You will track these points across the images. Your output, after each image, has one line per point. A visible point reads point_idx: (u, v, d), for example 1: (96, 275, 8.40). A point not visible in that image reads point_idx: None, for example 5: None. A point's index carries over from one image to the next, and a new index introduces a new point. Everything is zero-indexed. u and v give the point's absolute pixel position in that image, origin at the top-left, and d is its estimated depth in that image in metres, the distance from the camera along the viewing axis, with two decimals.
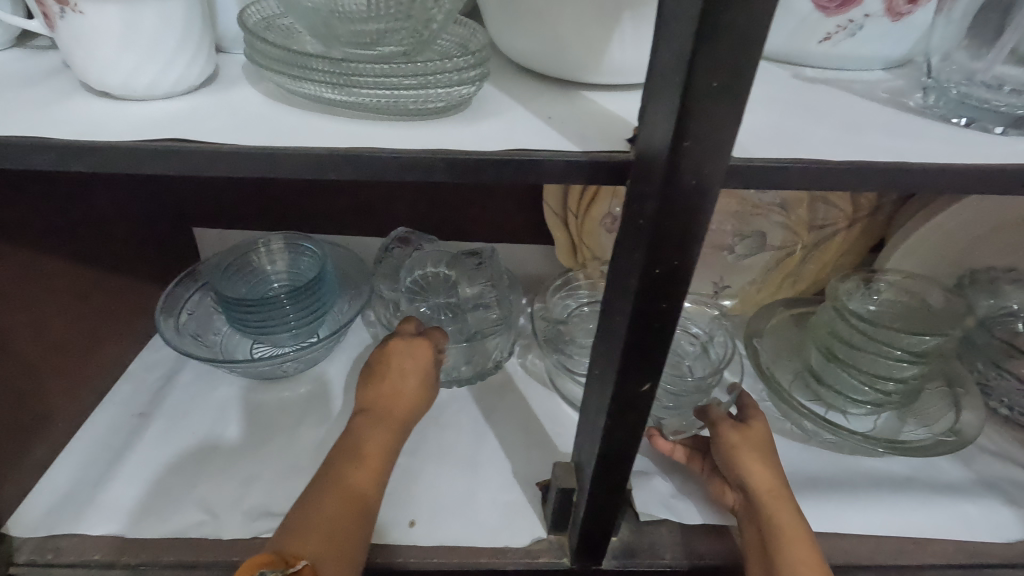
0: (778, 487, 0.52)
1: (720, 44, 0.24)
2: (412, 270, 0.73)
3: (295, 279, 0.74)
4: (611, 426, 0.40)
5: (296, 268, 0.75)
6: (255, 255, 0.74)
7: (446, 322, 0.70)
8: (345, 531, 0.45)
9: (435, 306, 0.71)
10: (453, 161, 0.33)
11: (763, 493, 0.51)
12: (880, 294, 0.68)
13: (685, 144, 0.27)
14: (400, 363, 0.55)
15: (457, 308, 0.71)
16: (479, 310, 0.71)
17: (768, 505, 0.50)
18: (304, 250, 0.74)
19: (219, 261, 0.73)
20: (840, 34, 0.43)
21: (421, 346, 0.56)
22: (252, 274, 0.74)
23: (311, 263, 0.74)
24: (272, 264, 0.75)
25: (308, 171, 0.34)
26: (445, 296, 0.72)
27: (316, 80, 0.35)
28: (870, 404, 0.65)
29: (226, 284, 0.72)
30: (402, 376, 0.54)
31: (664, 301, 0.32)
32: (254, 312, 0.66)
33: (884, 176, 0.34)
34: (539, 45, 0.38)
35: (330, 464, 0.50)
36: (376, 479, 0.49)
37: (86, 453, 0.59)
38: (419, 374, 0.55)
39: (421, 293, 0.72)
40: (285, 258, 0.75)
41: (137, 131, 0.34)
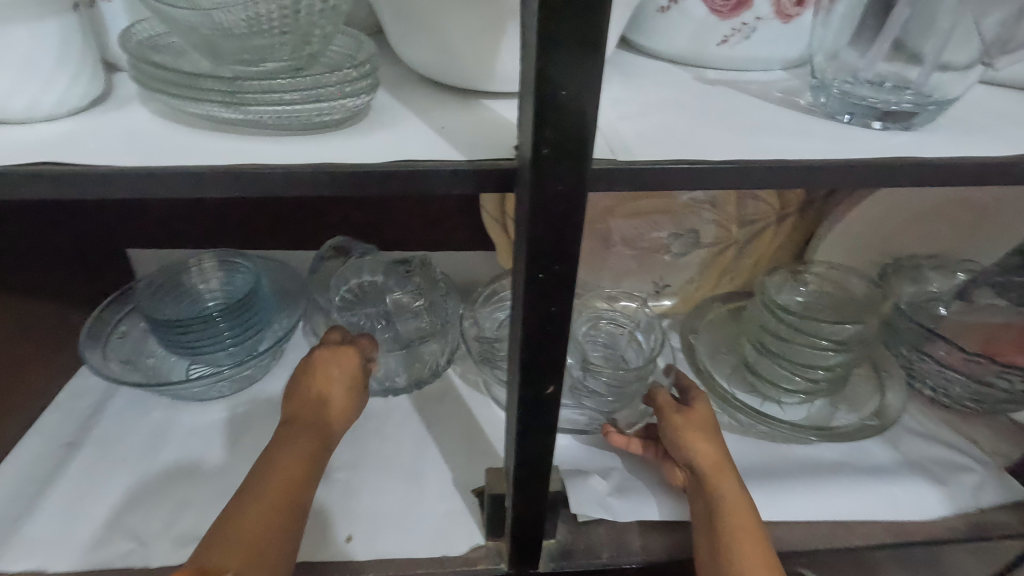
0: (723, 462, 0.54)
1: (563, 53, 0.25)
2: (345, 279, 0.72)
3: (229, 295, 0.73)
4: (526, 429, 0.40)
5: (230, 284, 0.74)
6: (187, 274, 0.73)
7: (380, 330, 0.71)
8: (272, 539, 0.45)
9: (368, 315, 0.71)
10: (340, 174, 0.33)
11: (709, 469, 0.53)
12: (807, 284, 0.70)
13: (544, 153, 0.27)
14: (328, 368, 0.57)
15: (389, 315, 0.72)
16: (412, 319, 0.72)
17: (715, 480, 0.53)
18: (238, 267, 0.73)
19: (149, 282, 0.72)
20: (736, 36, 0.44)
21: (348, 354, 0.58)
22: (185, 294, 0.73)
23: (245, 279, 0.73)
24: (205, 283, 0.73)
25: (195, 188, 0.33)
26: (379, 305, 0.72)
27: (203, 98, 0.35)
28: (801, 393, 0.66)
29: (157, 305, 0.70)
30: (329, 382, 0.56)
31: (552, 305, 0.33)
32: (187, 333, 0.65)
33: (765, 175, 0.35)
34: (433, 54, 0.38)
35: (263, 470, 0.50)
36: (303, 487, 0.49)
37: (7, 488, 0.57)
38: (344, 379, 0.57)
39: (353, 304, 0.72)
40: (219, 275, 0.74)
41: (13, 155, 0.33)
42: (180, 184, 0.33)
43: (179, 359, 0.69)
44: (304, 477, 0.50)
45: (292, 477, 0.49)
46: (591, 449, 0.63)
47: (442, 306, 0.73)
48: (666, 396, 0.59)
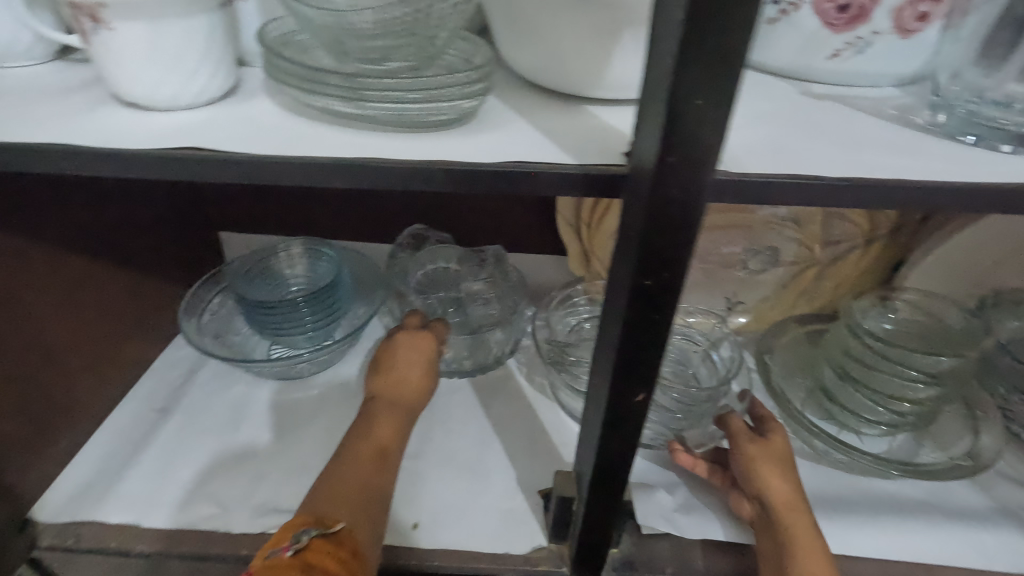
0: (794, 499, 0.52)
1: (701, 63, 0.25)
2: (422, 265, 0.75)
3: (311, 282, 0.76)
4: (606, 435, 0.41)
5: (314, 272, 0.77)
6: (275, 259, 0.77)
7: (451, 315, 0.72)
8: (366, 509, 0.47)
9: (439, 299, 0.72)
10: (454, 171, 0.34)
11: (778, 504, 0.51)
12: (897, 312, 0.67)
13: (670, 160, 0.27)
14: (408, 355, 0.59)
15: (460, 301, 0.73)
16: (481, 306, 0.73)
17: (784, 516, 0.50)
18: (322, 255, 0.76)
19: (240, 265, 0.76)
20: (848, 50, 0.43)
21: (425, 338, 0.61)
22: (273, 277, 0.76)
23: (328, 268, 0.76)
24: (292, 268, 0.77)
25: (317, 178, 0.35)
26: (450, 290, 0.73)
27: (327, 93, 0.37)
28: (885, 425, 0.63)
29: (247, 286, 0.74)
30: (410, 368, 0.58)
31: (653, 313, 0.33)
32: (273, 314, 0.69)
33: (883, 193, 0.34)
34: (541, 59, 0.39)
35: (348, 448, 0.52)
36: (385, 467, 0.51)
37: (106, 445, 0.62)
38: (422, 365, 0.59)
39: (426, 288, 0.73)
40: (304, 262, 0.77)
41: (159, 138, 0.36)
42: (303, 173, 0.35)
43: (263, 338, 0.73)
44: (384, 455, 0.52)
45: (375, 455, 0.51)
46: (658, 462, 0.63)
47: (510, 297, 0.74)
48: (737, 420, 0.57)
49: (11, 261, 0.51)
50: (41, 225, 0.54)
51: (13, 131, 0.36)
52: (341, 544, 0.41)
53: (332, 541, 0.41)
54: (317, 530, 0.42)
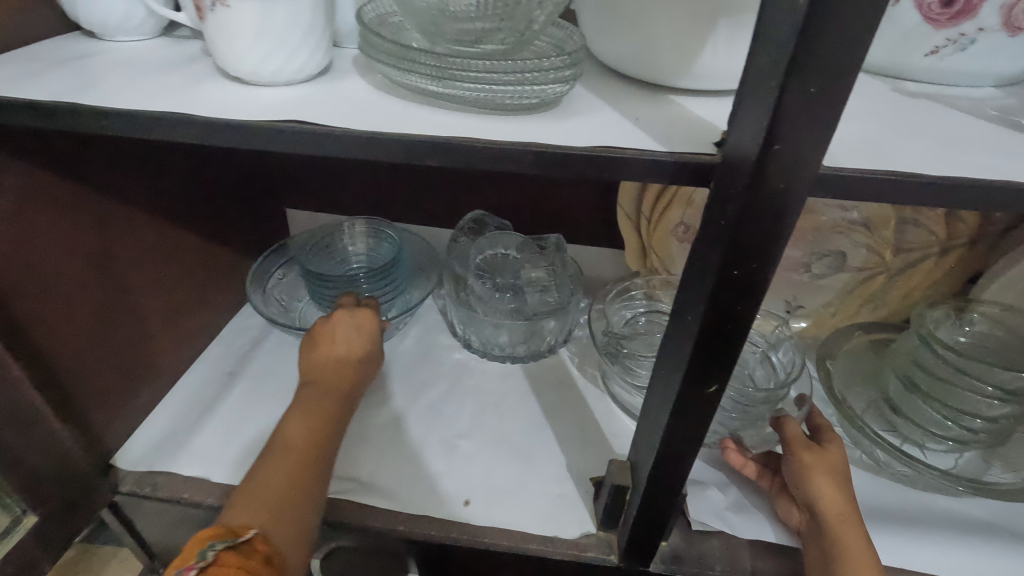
0: (848, 512, 0.50)
1: (820, 51, 0.24)
2: (481, 250, 0.75)
3: (371, 261, 0.79)
4: (672, 426, 0.40)
5: (373, 252, 0.79)
6: (340, 237, 0.80)
7: (508, 302, 0.73)
8: (294, 497, 0.47)
9: (497, 285, 0.73)
10: (546, 154, 0.35)
11: (830, 515, 0.50)
12: (972, 326, 0.65)
13: (775, 148, 0.27)
14: (343, 329, 0.60)
15: (517, 287, 0.74)
16: (538, 294, 0.73)
17: (836, 527, 0.49)
18: (385, 236, 0.79)
19: (307, 238, 0.79)
20: (948, 47, 0.41)
21: (363, 315, 0.62)
22: (334, 252, 0.79)
23: (389, 248, 0.78)
24: (354, 246, 0.80)
25: (408, 155, 0.36)
26: (508, 277, 0.74)
27: (421, 73, 0.38)
28: (953, 440, 0.61)
29: (311, 259, 0.77)
30: (343, 340, 0.60)
31: (736, 305, 0.33)
32: (333, 288, 0.72)
33: (988, 194, 0.33)
34: (630, 48, 0.39)
35: (283, 425, 0.53)
36: (325, 452, 0.52)
37: (180, 404, 0.65)
38: (358, 337, 0.60)
39: (487, 271, 0.74)
40: (366, 241, 0.80)
41: (261, 111, 0.38)
42: (394, 150, 0.36)
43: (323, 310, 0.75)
44: (325, 430, 0.53)
45: (310, 429, 0.52)
46: (711, 462, 0.62)
47: (566, 287, 0.74)
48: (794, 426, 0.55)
49: (109, 222, 0.54)
50: (134, 189, 0.57)
51: (129, 99, 0.39)
52: (251, 554, 0.43)
53: (241, 553, 0.42)
54: (222, 542, 0.42)
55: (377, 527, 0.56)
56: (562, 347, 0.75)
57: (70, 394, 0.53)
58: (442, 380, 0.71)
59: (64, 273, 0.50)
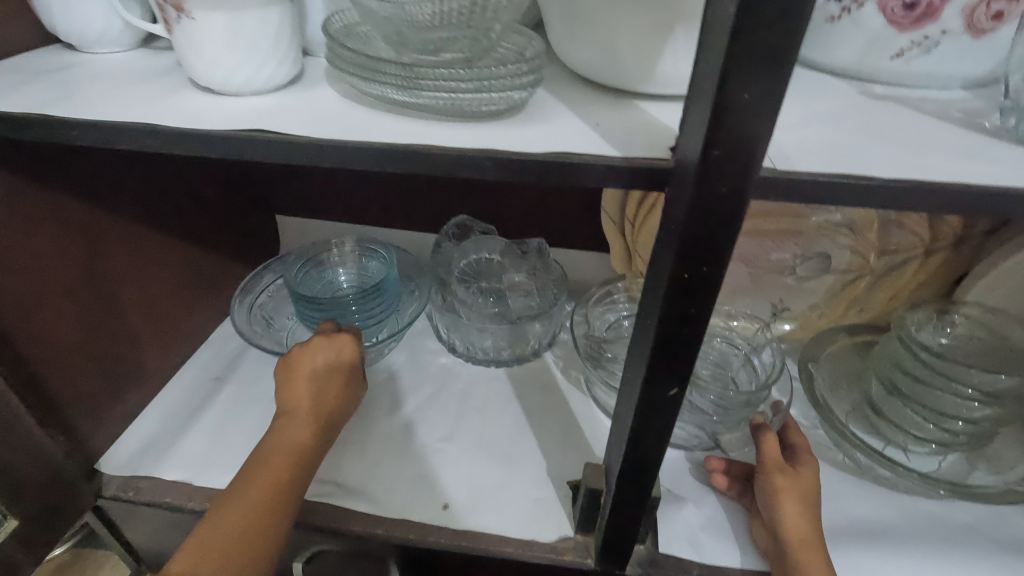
0: (812, 539, 0.50)
1: (752, 56, 0.25)
2: (466, 255, 0.75)
3: (362, 279, 0.79)
4: (637, 428, 0.41)
5: (364, 271, 0.80)
6: (329, 257, 0.80)
7: (491, 306, 0.73)
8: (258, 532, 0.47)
9: (482, 291, 0.74)
10: (504, 160, 0.35)
11: (795, 543, 0.49)
12: (954, 327, 0.65)
13: (715, 154, 0.28)
14: (320, 357, 0.59)
15: (501, 292, 0.74)
16: (522, 299, 0.74)
17: (797, 554, 0.49)
18: (375, 254, 0.79)
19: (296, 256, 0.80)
20: (914, 50, 0.41)
21: (344, 348, 0.60)
22: (324, 271, 0.80)
23: (378, 266, 0.79)
24: (343, 265, 0.80)
25: (370, 163, 0.37)
26: (493, 282, 0.75)
27: (384, 81, 0.38)
28: (935, 443, 0.61)
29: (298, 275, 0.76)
30: (321, 369, 0.58)
31: (690, 307, 0.33)
32: (320, 310, 0.70)
33: (943, 197, 0.33)
34: (592, 54, 0.39)
35: (258, 455, 0.52)
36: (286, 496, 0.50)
37: (166, 408, 0.66)
38: (336, 366, 0.59)
39: (472, 277, 0.74)
40: (356, 260, 0.80)
41: (229, 121, 0.39)
42: (356, 157, 0.37)
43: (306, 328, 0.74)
44: (301, 464, 0.52)
45: (285, 462, 0.51)
46: (692, 474, 0.62)
47: (550, 289, 0.75)
48: (771, 448, 0.55)
49: (94, 230, 0.56)
50: (118, 197, 0.58)
51: (101, 110, 0.40)
52: None
53: None
54: None
55: (356, 531, 0.56)
56: (547, 351, 0.76)
57: (53, 399, 0.54)
58: (426, 384, 0.71)
59: (53, 279, 0.52)
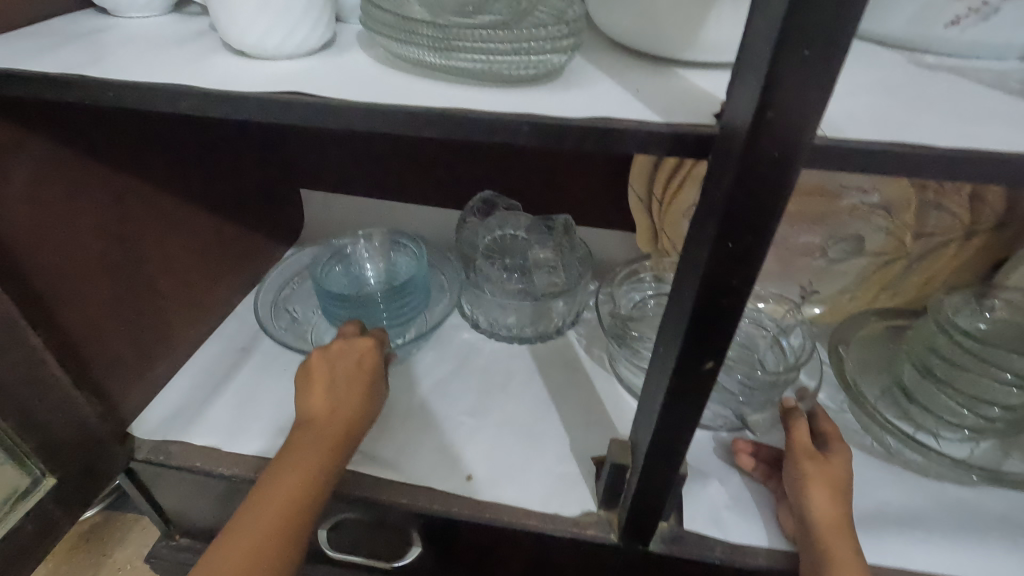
0: (841, 524, 0.49)
1: (814, 10, 0.24)
2: (490, 231, 0.76)
3: (390, 274, 0.79)
4: (668, 403, 0.40)
5: (391, 265, 0.80)
6: (355, 251, 0.80)
7: (516, 283, 0.72)
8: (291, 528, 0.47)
9: (505, 267, 0.73)
10: (543, 125, 0.34)
11: (822, 528, 0.48)
12: (992, 312, 0.62)
13: (768, 115, 0.27)
14: (340, 363, 0.59)
15: (525, 268, 0.73)
16: (546, 274, 0.73)
17: (825, 539, 0.48)
18: (401, 248, 0.79)
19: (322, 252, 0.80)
20: (970, 18, 0.39)
21: (364, 353, 0.60)
22: (351, 266, 0.80)
23: (405, 261, 0.78)
24: (370, 260, 0.80)
25: (403, 127, 0.36)
26: (517, 259, 0.74)
27: (418, 45, 0.38)
28: (968, 429, 0.59)
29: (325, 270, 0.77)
30: (342, 375, 0.58)
31: (732, 278, 0.32)
32: (347, 308, 0.69)
33: (1000, 169, 0.32)
34: (633, 18, 0.38)
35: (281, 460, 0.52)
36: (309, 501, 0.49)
37: (195, 376, 0.67)
38: (357, 371, 0.59)
39: (496, 253, 0.74)
40: (383, 256, 0.80)
41: (262, 84, 0.38)
42: (389, 121, 0.36)
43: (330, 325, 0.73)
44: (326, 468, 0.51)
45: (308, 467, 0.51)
46: (718, 454, 0.61)
47: (575, 268, 0.74)
48: (800, 436, 0.55)
49: (126, 203, 0.56)
50: (149, 165, 0.58)
51: (135, 72, 0.40)
52: None
53: None
54: None
55: (380, 500, 0.57)
56: (570, 329, 0.76)
57: (87, 364, 0.55)
58: (450, 358, 0.72)
59: (84, 245, 0.52)
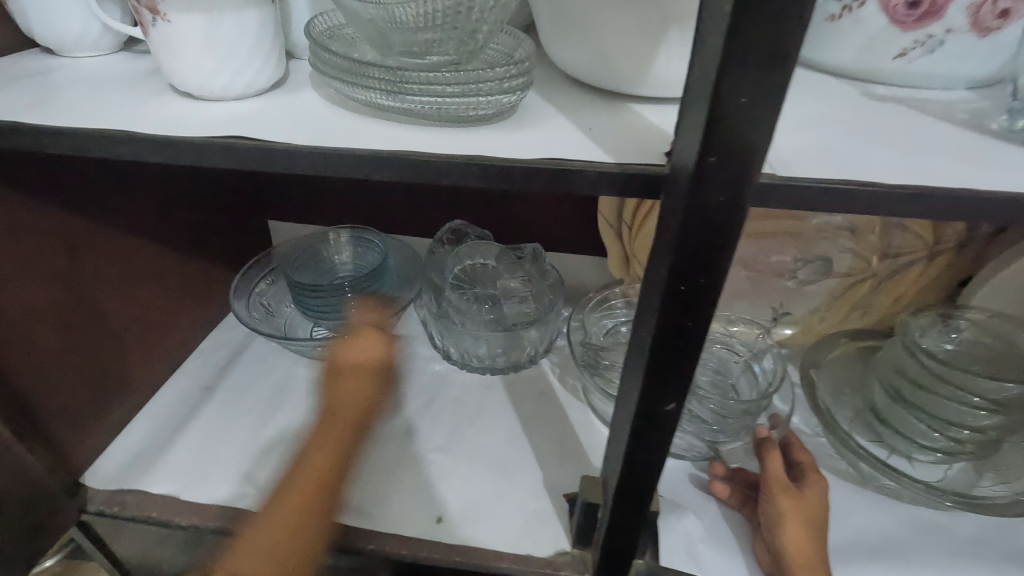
0: (817, 563, 0.48)
1: (749, 60, 0.24)
2: (459, 260, 0.74)
3: (358, 269, 0.77)
4: (634, 444, 0.39)
5: (360, 260, 0.78)
6: (324, 247, 0.79)
7: (486, 312, 0.71)
8: (294, 539, 0.49)
9: (476, 296, 0.72)
10: (492, 167, 0.34)
11: (796, 566, 0.48)
12: (959, 332, 0.63)
13: (711, 161, 0.26)
14: (354, 358, 0.60)
15: (496, 298, 0.72)
16: (516, 304, 0.72)
17: None
18: (371, 244, 0.78)
19: (291, 248, 0.78)
20: (916, 50, 0.40)
21: (374, 344, 0.61)
22: (321, 260, 0.78)
23: (374, 256, 0.77)
24: (339, 255, 0.79)
25: (352, 170, 0.36)
26: (488, 287, 0.73)
27: (367, 86, 0.37)
28: (941, 453, 0.59)
29: (296, 269, 0.76)
30: (357, 372, 0.60)
31: (687, 320, 0.32)
32: (318, 297, 0.70)
33: (951, 204, 0.32)
34: (585, 55, 0.38)
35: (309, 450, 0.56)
36: (326, 493, 0.53)
37: (154, 419, 0.64)
38: (366, 372, 0.59)
39: (466, 283, 0.73)
40: (351, 250, 0.79)
41: (207, 127, 0.37)
42: (338, 164, 0.36)
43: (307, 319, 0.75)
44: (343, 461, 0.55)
45: (329, 460, 0.54)
46: (695, 485, 0.60)
47: (547, 296, 0.72)
48: (776, 467, 0.54)
49: (79, 243, 0.54)
50: (104, 204, 0.56)
51: (75, 116, 0.38)
52: None
53: None
54: None
55: (346, 547, 0.55)
56: (543, 357, 0.74)
57: (33, 413, 0.52)
58: (421, 391, 0.70)
59: (31, 292, 0.50)
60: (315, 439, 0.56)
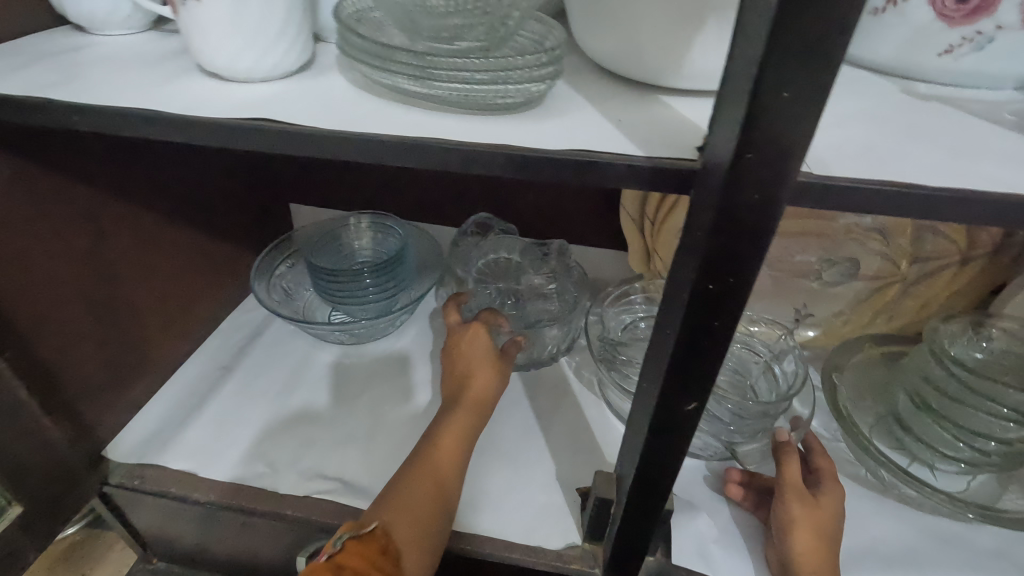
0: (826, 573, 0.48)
1: (791, 53, 0.23)
2: (483, 254, 0.75)
3: (378, 255, 0.78)
4: (653, 442, 0.39)
5: (380, 246, 0.79)
6: (343, 232, 0.79)
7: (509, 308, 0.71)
8: (428, 504, 0.48)
9: (500, 290, 0.73)
10: (518, 157, 0.33)
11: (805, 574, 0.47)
12: (991, 340, 0.61)
13: (747, 157, 0.26)
14: (480, 346, 0.60)
15: (519, 293, 0.73)
16: (541, 301, 0.72)
17: None
18: (390, 231, 0.78)
19: (313, 232, 0.79)
20: (964, 47, 0.38)
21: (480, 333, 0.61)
22: (341, 244, 0.79)
23: (393, 243, 0.77)
24: (359, 240, 0.79)
25: (378, 156, 0.35)
26: (511, 282, 0.73)
27: (395, 71, 0.37)
28: (965, 462, 0.57)
29: (316, 253, 0.77)
30: (482, 357, 0.60)
31: (713, 319, 0.31)
32: (336, 282, 0.71)
33: (995, 209, 0.30)
34: (617, 43, 0.37)
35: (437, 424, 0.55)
36: (453, 466, 0.51)
37: (174, 397, 0.65)
38: (489, 361, 0.59)
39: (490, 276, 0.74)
40: (371, 236, 0.79)
41: (233, 108, 0.37)
42: (363, 150, 0.35)
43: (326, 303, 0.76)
44: (466, 437, 0.54)
45: (458, 434, 0.53)
46: (710, 484, 0.60)
47: (569, 293, 0.72)
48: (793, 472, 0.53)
49: (105, 219, 0.55)
50: (130, 182, 0.57)
51: (104, 95, 0.38)
52: (372, 544, 0.43)
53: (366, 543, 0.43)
54: (349, 533, 0.43)
55: None
56: (564, 356, 0.73)
57: (56, 385, 0.53)
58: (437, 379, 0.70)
59: (59, 267, 0.51)
60: (438, 421, 0.55)
